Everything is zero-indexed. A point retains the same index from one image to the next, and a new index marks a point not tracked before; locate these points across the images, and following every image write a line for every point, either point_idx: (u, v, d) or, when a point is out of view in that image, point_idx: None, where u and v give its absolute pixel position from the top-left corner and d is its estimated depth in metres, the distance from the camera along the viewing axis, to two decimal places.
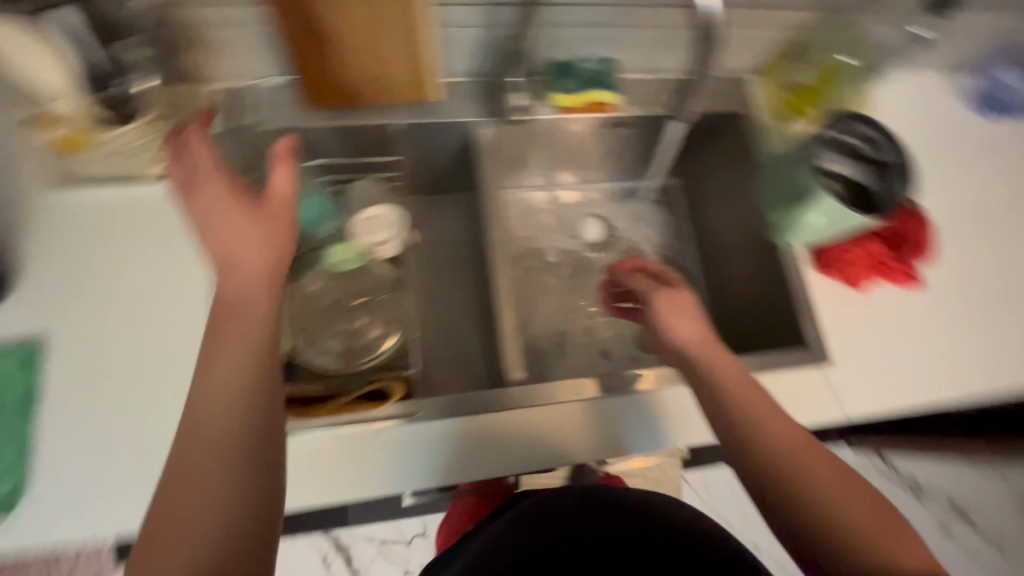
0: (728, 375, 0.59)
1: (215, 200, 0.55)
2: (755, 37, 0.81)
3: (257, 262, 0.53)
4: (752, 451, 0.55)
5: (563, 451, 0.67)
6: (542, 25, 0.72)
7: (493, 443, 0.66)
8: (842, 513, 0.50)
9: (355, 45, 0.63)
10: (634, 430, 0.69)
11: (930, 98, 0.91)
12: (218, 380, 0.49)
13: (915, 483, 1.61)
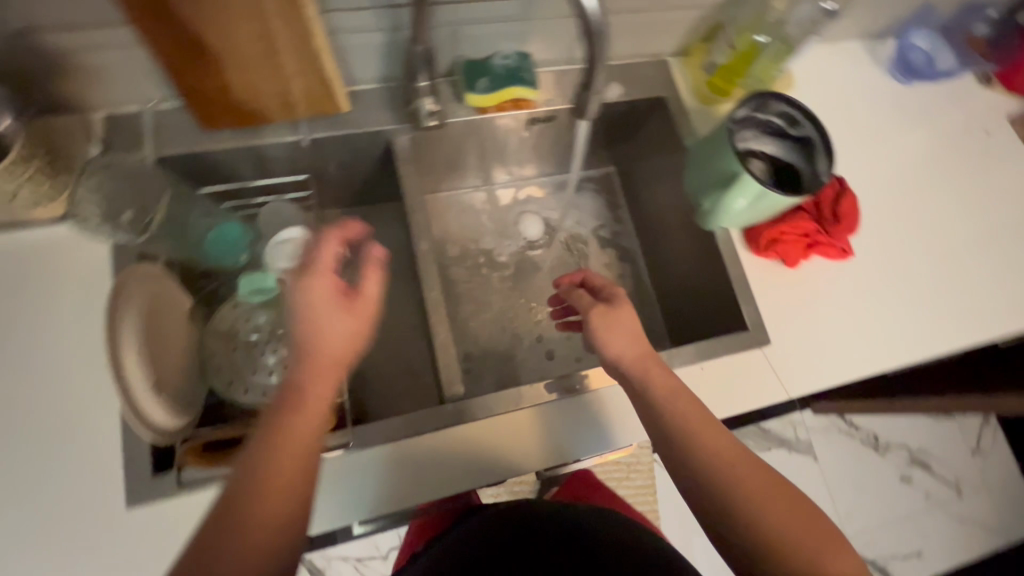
0: (660, 389, 0.61)
1: (311, 302, 0.54)
2: (673, 20, 0.79)
3: (337, 358, 0.54)
4: (698, 470, 0.58)
5: (512, 460, 0.67)
6: (448, 24, 0.69)
7: (442, 461, 0.66)
8: (774, 525, 0.55)
9: (245, 59, 0.60)
10: (580, 431, 0.70)
11: (845, 72, 0.94)
12: (282, 462, 0.49)
13: (875, 436, 1.67)
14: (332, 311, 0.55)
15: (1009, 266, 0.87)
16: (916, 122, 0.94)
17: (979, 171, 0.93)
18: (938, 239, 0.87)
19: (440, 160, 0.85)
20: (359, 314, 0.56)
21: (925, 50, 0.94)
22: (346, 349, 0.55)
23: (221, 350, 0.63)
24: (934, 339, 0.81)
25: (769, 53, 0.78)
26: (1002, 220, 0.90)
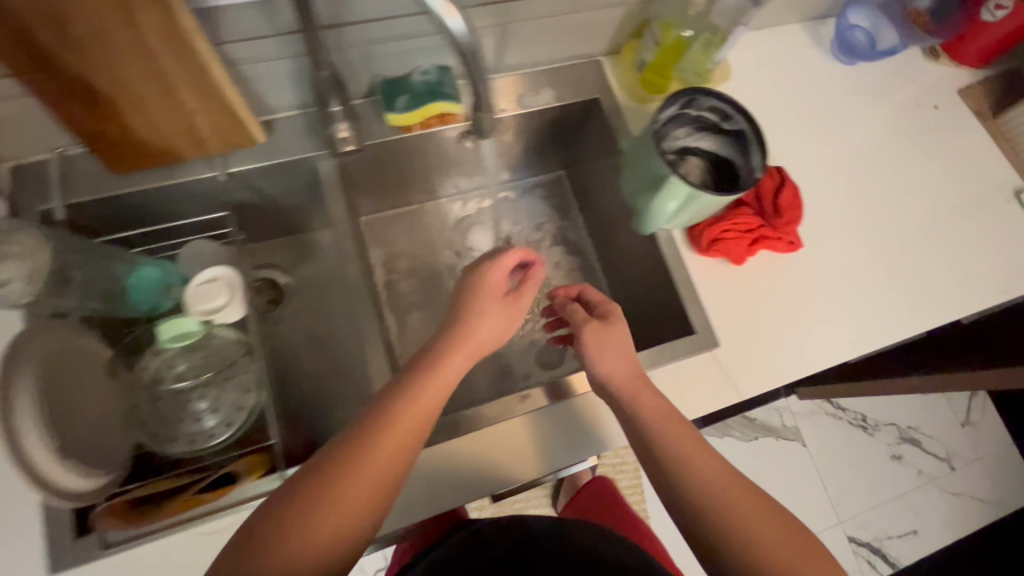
0: (649, 410, 0.61)
1: (483, 295, 0.61)
2: (598, 19, 0.77)
3: (474, 352, 0.59)
4: (685, 503, 0.56)
5: (507, 469, 0.67)
6: (359, 45, 0.67)
7: (447, 475, 0.66)
8: (774, 552, 0.53)
9: (141, 99, 0.58)
10: (568, 438, 0.70)
11: (784, 56, 0.92)
12: (367, 470, 0.50)
13: (863, 417, 1.66)
14: (490, 309, 0.61)
15: (964, 242, 0.85)
16: (861, 101, 0.92)
17: (929, 147, 0.91)
18: (891, 221, 0.85)
19: (375, 182, 0.83)
20: (519, 311, 0.63)
21: (865, 29, 0.92)
22: (484, 347, 0.60)
23: (145, 401, 0.62)
24: (891, 325, 0.79)
25: (699, 45, 0.76)
26: (954, 195, 0.88)
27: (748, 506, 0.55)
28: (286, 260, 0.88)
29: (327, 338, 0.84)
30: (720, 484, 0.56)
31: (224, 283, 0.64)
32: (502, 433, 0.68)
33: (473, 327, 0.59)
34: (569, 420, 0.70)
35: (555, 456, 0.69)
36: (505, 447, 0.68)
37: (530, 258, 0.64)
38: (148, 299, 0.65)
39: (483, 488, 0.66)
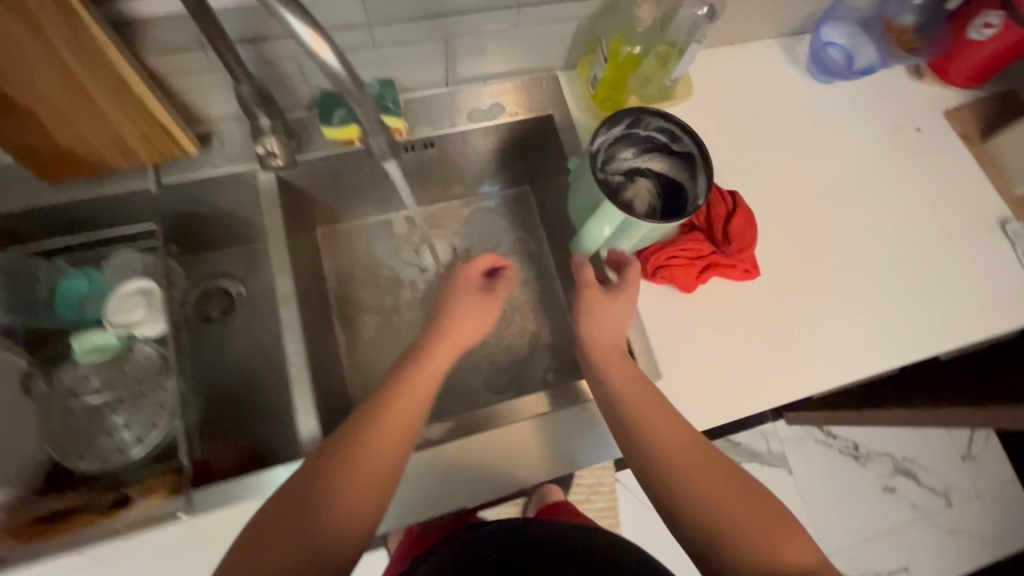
0: (619, 378, 0.60)
1: (466, 296, 0.64)
2: (550, 34, 0.74)
3: (460, 341, 0.62)
4: (640, 456, 0.56)
5: (517, 471, 0.66)
6: (291, 59, 0.65)
7: (450, 477, 0.65)
8: (726, 512, 0.52)
9: (62, 110, 0.58)
10: (580, 445, 0.68)
11: (755, 74, 0.88)
12: (381, 440, 0.53)
13: (855, 445, 1.59)
14: (472, 302, 0.64)
15: (941, 275, 0.80)
16: (839, 122, 0.87)
17: (909, 172, 0.86)
18: (862, 249, 0.80)
19: (324, 196, 0.82)
20: (497, 305, 0.65)
21: (841, 47, 0.88)
22: (468, 336, 0.63)
23: (58, 415, 0.61)
24: (855, 361, 0.74)
25: (651, 60, 0.75)
26: (934, 224, 0.83)
27: (726, 486, 0.54)
28: (237, 270, 0.87)
29: (272, 352, 0.83)
30: (684, 451, 0.56)
31: (145, 296, 0.64)
32: (513, 434, 0.67)
33: (456, 319, 0.63)
34: (579, 427, 0.68)
35: (566, 462, 0.67)
36: (512, 439, 0.67)
37: (494, 261, 0.67)
38: (73, 309, 0.64)
39: (490, 490, 0.65)
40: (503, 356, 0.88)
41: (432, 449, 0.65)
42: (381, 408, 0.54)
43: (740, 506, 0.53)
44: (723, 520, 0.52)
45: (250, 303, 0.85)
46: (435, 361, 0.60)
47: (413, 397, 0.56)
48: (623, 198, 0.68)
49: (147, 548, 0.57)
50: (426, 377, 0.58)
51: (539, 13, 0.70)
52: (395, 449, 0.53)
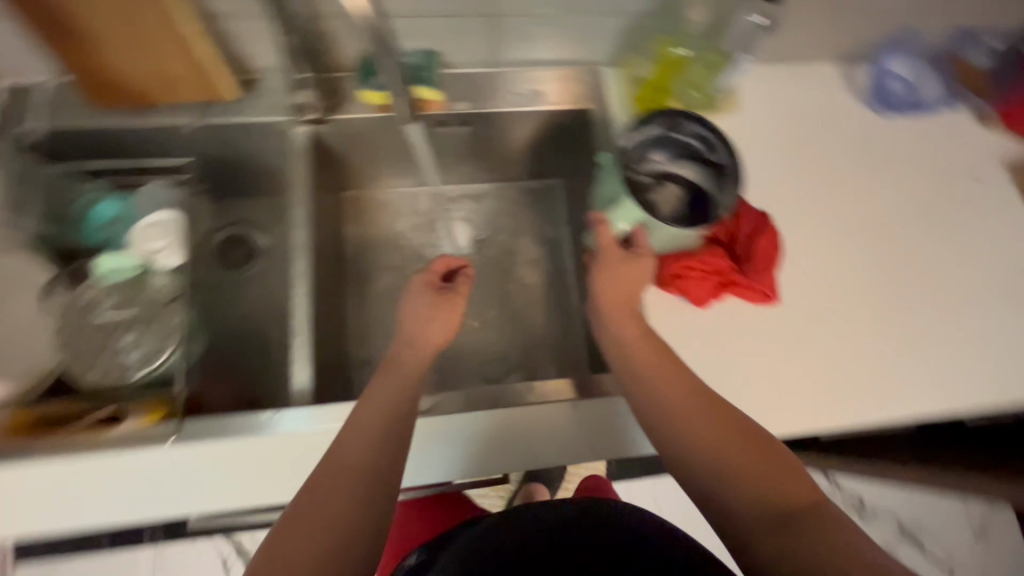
0: (632, 335, 0.60)
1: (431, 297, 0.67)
2: (598, 25, 0.73)
3: (442, 334, 0.66)
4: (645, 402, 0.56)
5: (550, 450, 0.66)
6: (338, 16, 0.66)
7: (481, 447, 0.65)
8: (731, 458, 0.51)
9: (115, 39, 0.60)
10: (621, 434, 0.66)
11: (807, 96, 0.85)
12: (394, 393, 0.59)
13: (858, 496, 1.50)
14: (454, 305, 0.68)
15: (975, 332, 0.75)
16: (888, 157, 0.84)
17: (955, 219, 0.81)
18: (891, 291, 0.76)
19: (354, 160, 0.83)
20: (461, 306, 0.68)
21: (906, 79, 0.83)
22: (444, 335, 0.66)
23: (72, 327, 0.64)
24: (865, 405, 0.70)
25: (699, 65, 0.72)
26: (974, 277, 0.78)
27: (726, 422, 0.53)
28: (263, 220, 0.89)
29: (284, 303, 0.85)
30: (689, 398, 0.54)
31: (166, 228, 0.66)
32: (547, 414, 0.67)
33: (442, 313, 0.67)
34: (611, 419, 0.67)
35: (594, 452, 0.66)
36: (544, 418, 0.67)
37: (443, 264, 0.70)
38: (101, 230, 0.68)
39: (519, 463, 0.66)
40: (504, 344, 0.87)
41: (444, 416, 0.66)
42: (393, 374, 0.61)
43: (735, 439, 0.51)
44: (718, 455, 0.51)
45: (270, 253, 0.88)
46: (418, 349, 0.64)
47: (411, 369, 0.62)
48: (646, 200, 0.66)
49: (128, 466, 0.59)
50: (414, 360, 0.63)
51: (589, 3, 0.70)
52: (403, 400, 0.59)
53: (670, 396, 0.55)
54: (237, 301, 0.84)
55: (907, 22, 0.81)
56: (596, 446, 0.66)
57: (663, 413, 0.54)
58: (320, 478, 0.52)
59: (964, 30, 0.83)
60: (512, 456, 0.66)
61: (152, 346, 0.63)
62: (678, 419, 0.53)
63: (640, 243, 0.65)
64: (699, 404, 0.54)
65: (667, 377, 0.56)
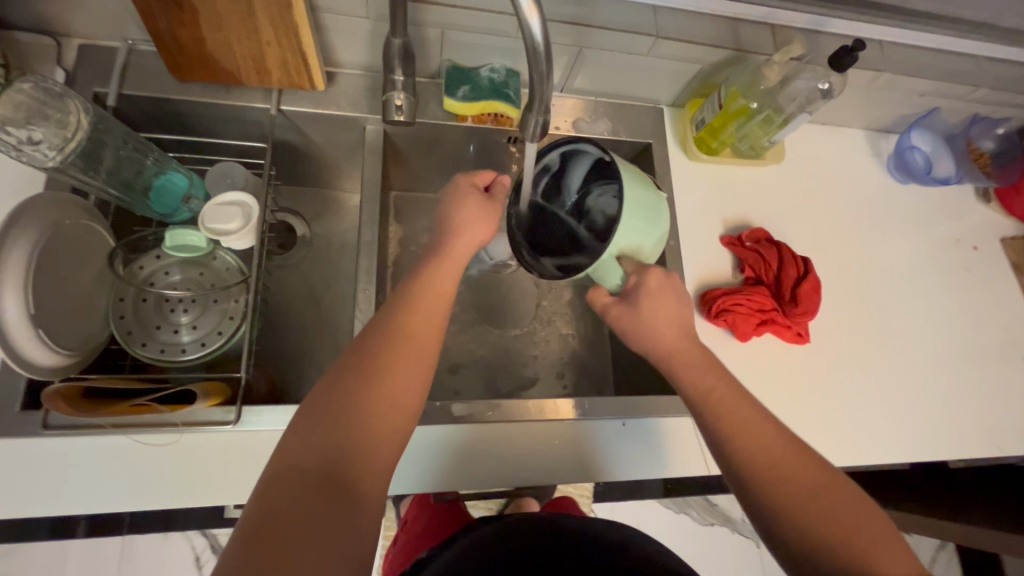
0: (681, 343, 0.60)
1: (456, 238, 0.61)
2: (673, 68, 0.78)
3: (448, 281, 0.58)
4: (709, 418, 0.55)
5: (540, 468, 0.68)
6: (438, 26, 0.68)
7: (481, 455, 0.68)
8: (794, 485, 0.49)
9: (221, 17, 0.59)
10: (617, 456, 0.70)
11: (839, 156, 0.93)
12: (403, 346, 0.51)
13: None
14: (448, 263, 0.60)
15: (969, 391, 0.82)
16: (904, 222, 0.91)
17: (958, 286, 0.89)
18: (902, 345, 0.83)
19: (416, 164, 0.84)
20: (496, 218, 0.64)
21: (925, 153, 0.92)
22: (445, 296, 0.56)
23: (130, 299, 0.62)
24: (877, 447, 0.76)
25: (759, 119, 0.76)
26: (974, 341, 0.86)
27: (825, 488, 0.49)
28: (308, 210, 0.88)
29: (326, 294, 0.84)
30: (739, 410, 0.54)
31: (243, 210, 0.64)
32: (540, 430, 0.70)
33: (440, 269, 0.58)
34: (611, 439, 0.71)
35: (595, 469, 0.70)
36: (539, 435, 0.70)
37: (484, 177, 0.67)
38: (169, 204, 0.66)
39: (522, 479, 0.68)
40: (537, 359, 0.89)
41: (491, 425, 0.69)
42: (393, 354, 0.50)
43: (835, 510, 0.48)
44: (808, 519, 0.47)
45: (317, 243, 0.87)
46: (424, 319, 0.53)
47: (418, 350, 0.52)
48: (603, 224, 0.64)
49: (189, 446, 0.59)
50: (418, 330, 0.52)
51: (672, 48, 0.74)
52: (408, 398, 0.50)
53: (757, 453, 0.51)
54: (279, 291, 0.83)
55: (936, 104, 0.89)
56: (587, 467, 0.69)
57: (753, 468, 0.51)
58: (303, 474, 0.42)
59: (979, 117, 0.93)
60: (527, 468, 0.68)
61: (216, 327, 0.62)
62: (767, 480, 0.50)
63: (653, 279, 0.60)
64: (794, 467, 0.50)
65: (754, 431, 0.53)
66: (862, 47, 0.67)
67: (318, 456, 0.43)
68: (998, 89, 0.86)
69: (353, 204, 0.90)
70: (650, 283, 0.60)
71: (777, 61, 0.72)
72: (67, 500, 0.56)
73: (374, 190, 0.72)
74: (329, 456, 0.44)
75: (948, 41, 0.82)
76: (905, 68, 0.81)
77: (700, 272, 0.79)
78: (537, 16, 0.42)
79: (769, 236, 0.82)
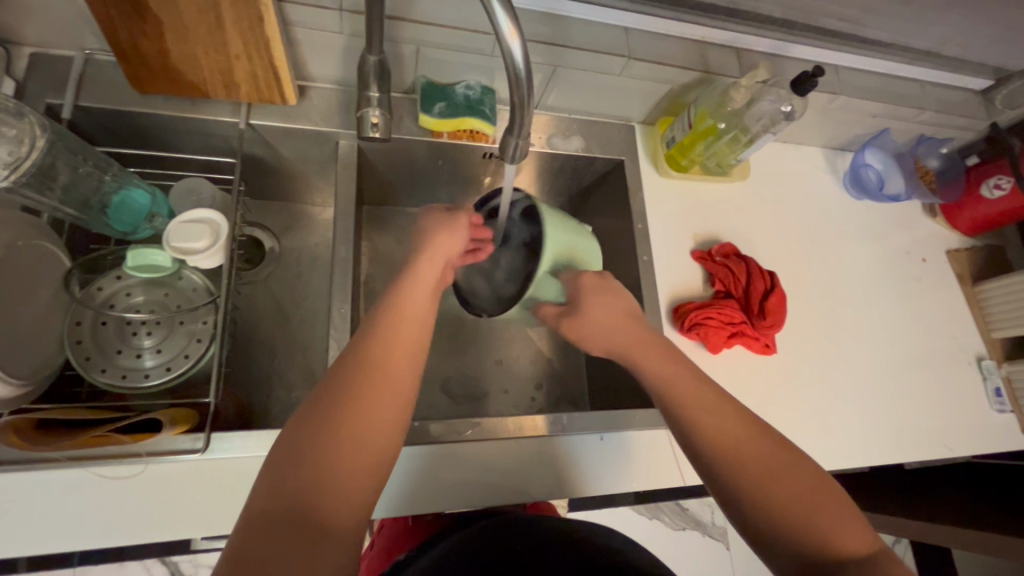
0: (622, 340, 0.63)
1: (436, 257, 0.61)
2: (644, 88, 0.80)
3: (425, 303, 0.58)
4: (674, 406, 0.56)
5: (519, 483, 0.68)
6: (413, 43, 0.68)
7: (461, 473, 0.67)
8: (753, 464, 0.51)
9: (187, 30, 0.57)
10: (595, 469, 0.71)
11: (799, 172, 0.97)
12: (385, 359, 0.51)
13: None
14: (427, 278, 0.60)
15: (923, 395, 0.87)
16: (860, 235, 0.96)
17: (912, 295, 0.94)
18: (861, 352, 0.87)
19: (390, 180, 0.83)
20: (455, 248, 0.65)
21: (877, 171, 0.97)
22: (420, 325, 0.56)
23: (88, 322, 0.58)
24: (841, 452, 0.79)
25: (726, 139, 0.79)
26: (926, 347, 0.91)
27: (776, 454, 0.51)
28: (276, 224, 0.86)
29: (297, 311, 0.82)
30: (692, 392, 0.56)
31: (211, 227, 0.61)
32: (518, 445, 0.70)
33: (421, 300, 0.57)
34: (588, 452, 0.72)
35: (575, 482, 0.70)
36: (517, 452, 0.70)
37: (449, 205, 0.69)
38: (129, 222, 0.63)
39: (501, 497, 0.68)
40: (513, 373, 0.89)
41: (470, 444, 0.68)
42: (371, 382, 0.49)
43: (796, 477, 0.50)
44: (776, 488, 0.49)
45: (287, 257, 0.85)
46: (411, 337, 0.54)
47: (397, 378, 0.50)
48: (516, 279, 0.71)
49: (153, 476, 0.56)
50: (397, 362, 0.51)
51: (643, 70, 0.76)
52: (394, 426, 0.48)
53: (709, 431, 0.53)
54: (246, 308, 0.80)
55: (886, 125, 0.95)
56: (565, 480, 0.70)
57: (713, 448, 0.52)
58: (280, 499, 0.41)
59: (924, 137, 0.99)
60: (507, 485, 0.68)
61: (183, 350, 0.59)
62: (738, 456, 0.51)
63: (587, 281, 0.65)
64: (749, 438, 0.52)
65: (707, 407, 0.54)
66: (822, 74, 0.71)
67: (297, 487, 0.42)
68: (942, 113, 0.92)
69: (324, 218, 0.88)
70: (585, 283, 0.65)
71: (744, 84, 0.75)
72: (19, 537, 0.53)
73: (348, 206, 0.71)
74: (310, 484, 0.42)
75: (896, 67, 0.87)
76: (859, 92, 0.85)
77: (672, 287, 0.82)
78: (518, 40, 0.42)
79: (738, 250, 0.85)
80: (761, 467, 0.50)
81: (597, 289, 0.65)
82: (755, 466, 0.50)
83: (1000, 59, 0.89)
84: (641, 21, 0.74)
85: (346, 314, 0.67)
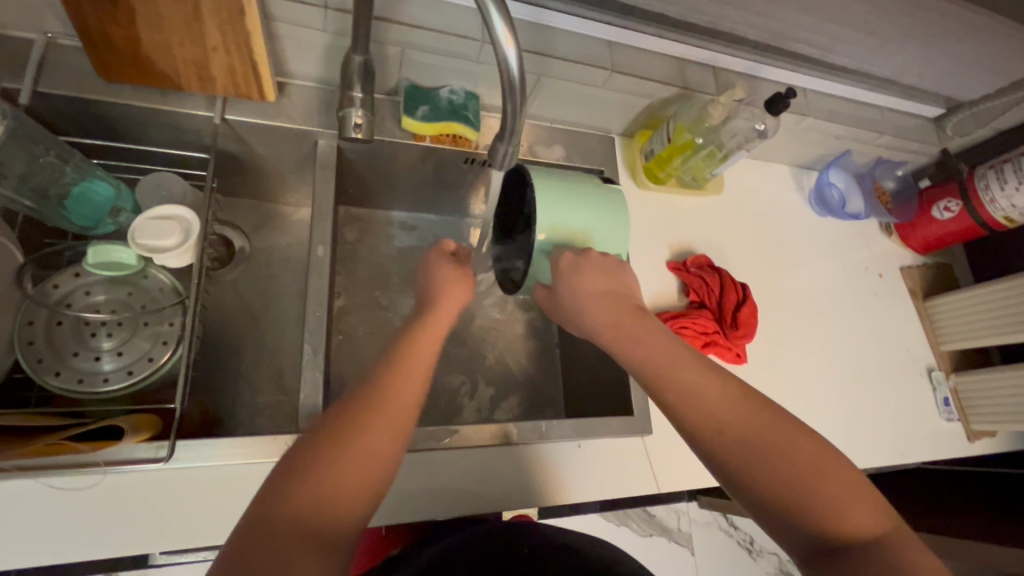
0: (602, 317, 0.61)
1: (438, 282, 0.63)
2: (625, 100, 0.82)
3: (439, 342, 0.57)
4: (665, 387, 0.54)
5: (496, 491, 0.68)
6: (399, 45, 0.68)
7: (438, 483, 0.66)
8: (751, 440, 0.50)
9: (161, 18, 0.55)
10: (571, 477, 0.71)
11: (768, 188, 1.01)
12: (390, 386, 0.49)
13: (754, 537, 1.22)
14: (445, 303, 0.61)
15: (879, 404, 0.91)
16: (824, 250, 1.00)
17: (872, 309, 0.98)
18: (822, 362, 0.91)
19: (368, 182, 0.81)
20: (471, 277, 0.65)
21: (840, 189, 1.02)
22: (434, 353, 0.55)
23: (41, 321, 0.55)
24: None
25: (702, 154, 0.81)
26: (883, 358, 0.95)
27: (771, 433, 0.50)
28: (247, 223, 0.83)
29: (268, 313, 0.79)
30: (677, 364, 0.55)
31: (180, 224, 0.59)
32: (496, 453, 0.69)
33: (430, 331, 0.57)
34: (565, 459, 0.72)
35: (552, 490, 0.70)
36: (492, 459, 0.69)
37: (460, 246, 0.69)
38: (92, 215, 0.60)
39: (476, 505, 0.67)
40: (490, 380, 0.88)
41: (448, 451, 0.67)
42: (379, 390, 0.48)
43: (786, 451, 0.49)
44: (771, 464, 0.48)
45: (258, 257, 0.82)
46: (419, 369, 0.52)
47: (405, 400, 0.49)
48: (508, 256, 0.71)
49: (109, 489, 0.53)
50: (402, 393, 0.49)
51: (626, 83, 0.78)
52: (403, 434, 0.47)
53: (694, 414, 0.52)
54: (213, 309, 0.77)
55: (849, 147, 0.99)
56: (542, 486, 0.70)
57: (702, 428, 0.51)
58: (262, 534, 0.38)
59: (883, 160, 1.05)
60: (483, 493, 0.67)
61: (146, 353, 0.56)
62: (732, 437, 0.50)
63: (563, 264, 0.62)
64: (740, 415, 0.51)
65: (698, 385, 0.53)
66: (794, 95, 0.75)
67: (289, 502, 0.40)
68: (899, 138, 0.97)
69: (297, 217, 0.85)
70: (561, 267, 0.63)
71: (721, 101, 0.77)
72: None
73: (327, 206, 0.69)
74: (300, 500, 0.40)
75: (861, 93, 0.92)
76: (825, 114, 0.89)
77: (648, 296, 0.83)
78: (513, 46, 0.42)
79: (711, 262, 0.87)
80: (754, 450, 0.49)
81: (573, 271, 0.62)
82: (749, 451, 0.49)
83: (951, 89, 0.95)
84: (625, 36, 0.76)
85: (323, 318, 0.65)
